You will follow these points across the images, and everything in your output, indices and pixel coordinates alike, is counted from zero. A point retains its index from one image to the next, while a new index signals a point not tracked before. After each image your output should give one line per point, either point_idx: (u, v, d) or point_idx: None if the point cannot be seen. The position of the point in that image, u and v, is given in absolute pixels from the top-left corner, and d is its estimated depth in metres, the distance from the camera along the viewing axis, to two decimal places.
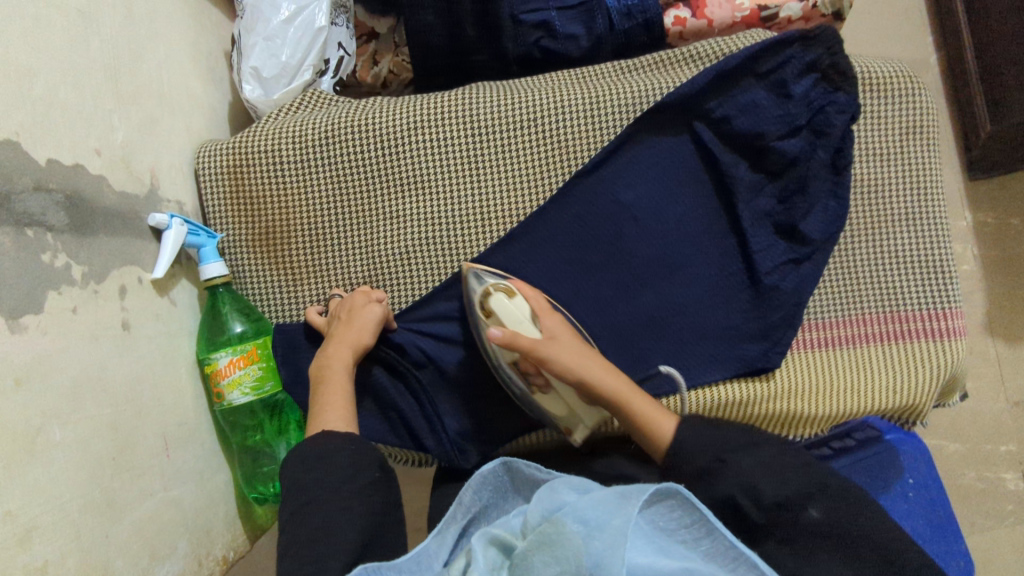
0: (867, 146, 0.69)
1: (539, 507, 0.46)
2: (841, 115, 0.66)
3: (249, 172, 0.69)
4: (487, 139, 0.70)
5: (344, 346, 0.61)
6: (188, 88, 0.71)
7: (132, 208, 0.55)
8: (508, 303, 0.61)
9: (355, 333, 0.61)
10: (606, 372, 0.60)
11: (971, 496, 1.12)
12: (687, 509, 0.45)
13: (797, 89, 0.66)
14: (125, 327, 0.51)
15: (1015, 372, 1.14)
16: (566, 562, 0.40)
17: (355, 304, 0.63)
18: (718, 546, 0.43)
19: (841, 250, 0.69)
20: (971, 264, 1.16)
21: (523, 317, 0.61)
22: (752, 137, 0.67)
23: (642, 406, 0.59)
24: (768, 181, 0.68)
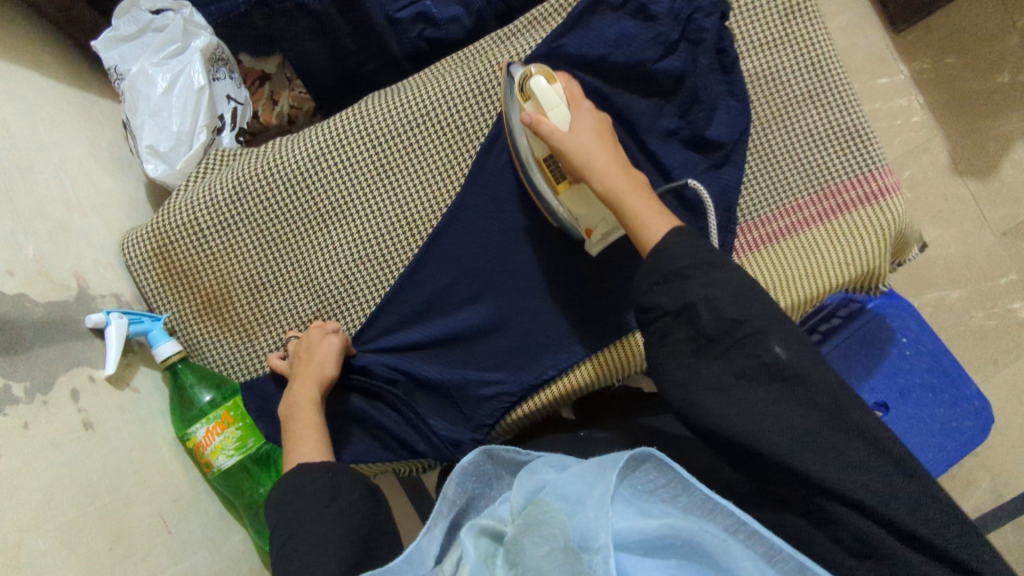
0: (749, 39, 0.69)
1: (520, 493, 0.52)
2: (709, 18, 0.68)
3: (173, 247, 0.70)
4: (388, 144, 0.70)
5: (312, 381, 0.64)
6: (97, 184, 0.72)
7: (65, 314, 0.57)
8: (546, 85, 0.61)
9: (320, 366, 0.64)
10: (621, 168, 0.60)
11: (987, 336, 1.13)
12: (663, 470, 0.48)
13: (659, 8, 0.68)
14: (87, 427, 0.53)
15: (995, 205, 1.14)
16: (554, 539, 0.46)
17: (312, 336, 0.67)
18: (693, 501, 0.47)
19: (754, 146, 0.70)
20: (921, 115, 1.16)
21: (556, 101, 0.61)
22: (634, 65, 0.68)
23: (640, 201, 0.59)
24: (666, 103, 0.70)
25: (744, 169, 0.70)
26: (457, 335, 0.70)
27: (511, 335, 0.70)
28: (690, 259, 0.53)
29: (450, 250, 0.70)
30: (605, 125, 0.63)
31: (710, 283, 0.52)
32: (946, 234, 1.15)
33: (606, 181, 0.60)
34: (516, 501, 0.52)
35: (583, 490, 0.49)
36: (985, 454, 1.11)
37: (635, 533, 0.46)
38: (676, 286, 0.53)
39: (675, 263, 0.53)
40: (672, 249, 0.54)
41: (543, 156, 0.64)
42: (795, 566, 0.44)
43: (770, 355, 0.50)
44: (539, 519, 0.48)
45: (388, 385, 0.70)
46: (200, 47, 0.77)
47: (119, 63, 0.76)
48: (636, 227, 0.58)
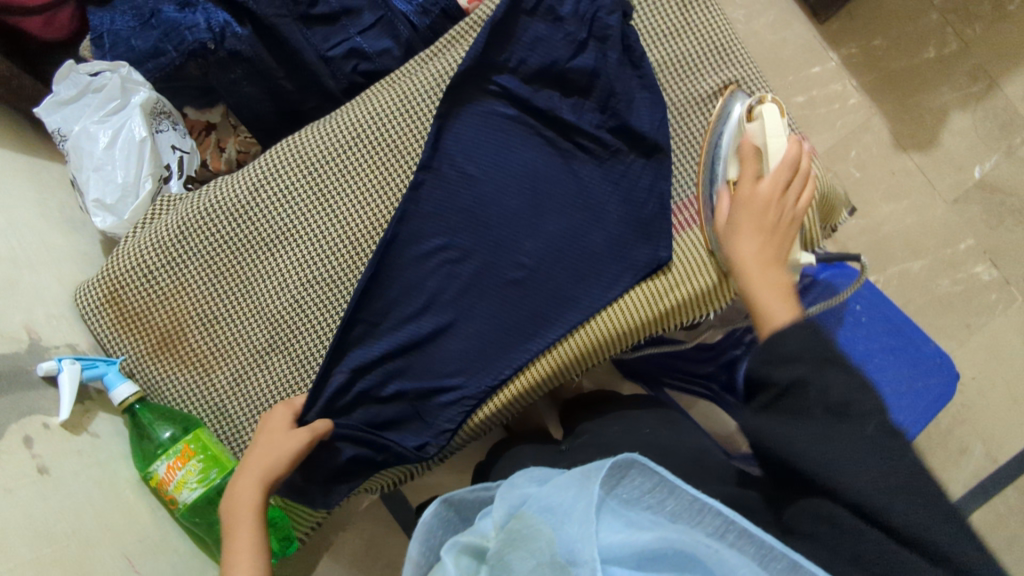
0: (653, 31, 0.74)
1: (503, 506, 0.47)
2: (613, 14, 0.72)
3: (125, 293, 0.71)
4: (325, 171, 0.73)
5: (257, 480, 0.62)
6: (49, 242, 0.74)
7: (17, 365, 0.58)
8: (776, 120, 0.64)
9: (269, 461, 0.63)
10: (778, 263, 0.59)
11: (955, 302, 1.15)
12: (646, 475, 0.44)
13: (565, 10, 0.72)
14: (42, 472, 0.53)
15: (941, 175, 1.18)
16: (540, 553, 0.41)
17: (272, 422, 0.66)
18: (682, 504, 0.43)
19: (672, 129, 0.74)
20: (856, 97, 1.20)
21: (777, 133, 0.63)
22: (549, 66, 0.72)
23: (769, 293, 0.57)
24: (586, 99, 0.73)
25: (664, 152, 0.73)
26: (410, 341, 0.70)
27: (466, 337, 0.71)
28: (811, 350, 0.50)
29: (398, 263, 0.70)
30: (778, 207, 0.61)
31: (794, 344, 0.50)
32: (900, 208, 1.17)
33: (737, 250, 0.61)
34: (498, 517, 0.47)
35: (568, 501, 0.44)
36: (972, 418, 1.11)
37: (626, 546, 0.42)
38: (792, 367, 0.49)
39: (789, 347, 0.50)
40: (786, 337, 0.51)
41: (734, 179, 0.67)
42: (786, 562, 0.40)
43: (862, 428, 0.46)
44: (524, 534, 0.43)
45: (336, 419, 0.70)
46: (140, 102, 0.79)
47: (62, 125, 0.78)
48: (762, 313, 0.57)
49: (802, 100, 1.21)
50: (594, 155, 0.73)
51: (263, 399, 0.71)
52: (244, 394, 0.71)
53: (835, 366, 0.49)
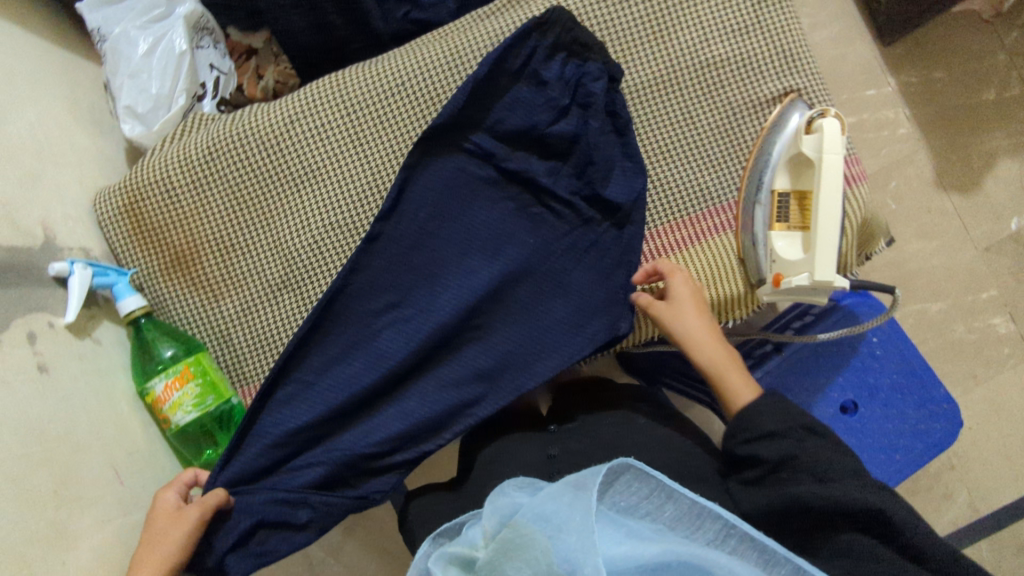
0: (705, 29, 0.71)
1: (495, 515, 0.46)
2: (597, 82, 0.69)
3: (145, 206, 0.70)
4: (364, 114, 0.71)
5: (152, 566, 0.52)
6: (74, 142, 0.72)
7: (29, 260, 0.57)
8: (836, 134, 0.61)
9: (163, 544, 0.53)
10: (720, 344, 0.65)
11: (967, 350, 1.13)
12: (643, 481, 0.45)
13: (549, 74, 0.69)
14: (41, 371, 0.53)
15: (978, 221, 1.15)
16: (536, 562, 0.40)
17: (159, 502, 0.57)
18: (681, 509, 0.45)
19: (649, 198, 0.72)
20: (907, 126, 1.16)
21: (835, 150, 0.61)
22: (527, 129, 0.70)
23: (731, 375, 0.64)
24: (563, 164, 0.71)
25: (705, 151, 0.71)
26: (414, 303, 0.68)
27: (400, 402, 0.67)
28: (784, 422, 0.56)
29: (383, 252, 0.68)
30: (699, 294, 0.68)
31: (771, 420, 0.57)
32: (930, 247, 1.15)
33: (685, 330, 0.66)
34: (489, 524, 0.46)
35: (562, 510, 0.43)
36: (962, 467, 1.10)
37: (634, 559, 0.41)
38: (773, 442, 0.55)
39: (768, 425, 0.57)
40: (759, 413, 0.58)
41: (779, 189, 0.67)
42: (785, 565, 0.43)
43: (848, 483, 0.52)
44: (517, 543, 0.42)
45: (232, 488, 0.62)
46: (184, 14, 0.78)
47: (102, 25, 0.76)
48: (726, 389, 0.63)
49: (852, 122, 1.18)
50: (564, 220, 0.71)
51: (268, 333, 0.70)
52: (248, 327, 0.70)
53: (814, 436, 0.55)
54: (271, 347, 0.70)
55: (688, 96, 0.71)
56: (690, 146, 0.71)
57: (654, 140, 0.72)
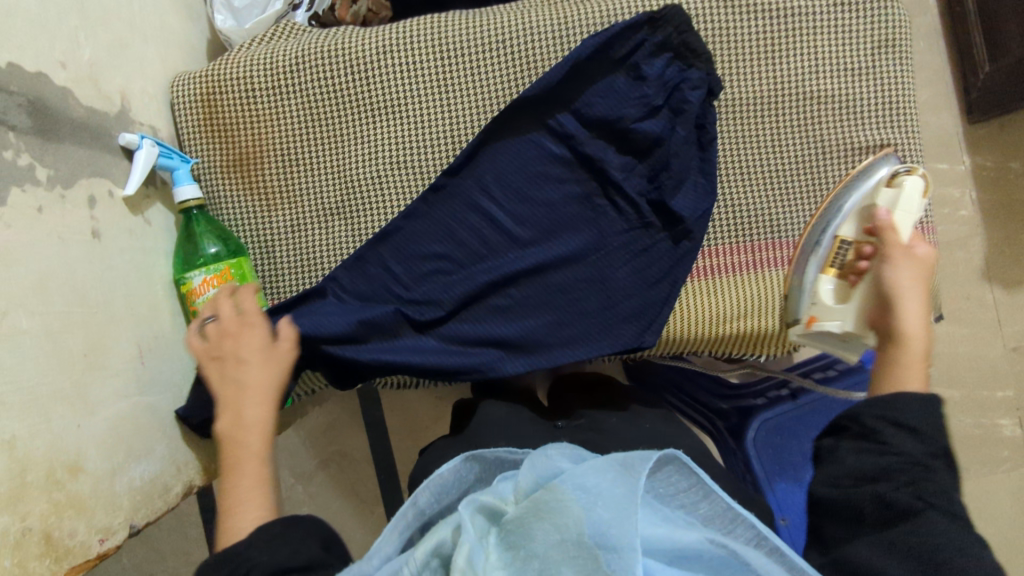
0: (817, 60, 0.69)
1: (531, 473, 0.47)
2: (694, 91, 0.67)
3: (223, 99, 0.70)
4: (457, 61, 0.70)
5: (259, 398, 0.55)
6: (163, 18, 0.71)
7: (102, 126, 0.56)
8: (918, 189, 0.63)
9: (266, 378, 0.56)
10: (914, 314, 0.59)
11: (966, 442, 1.13)
12: (683, 475, 0.45)
13: (650, 71, 0.67)
14: (94, 236, 0.52)
15: (1013, 319, 1.13)
16: (567, 530, 0.41)
17: (243, 339, 0.57)
18: (714, 509, 0.44)
19: (712, 217, 0.71)
20: (969, 209, 1.13)
21: (909, 211, 0.64)
22: (611, 121, 0.68)
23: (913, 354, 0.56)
24: (638, 162, 0.70)
25: (786, 183, 0.70)
26: (464, 264, 0.69)
27: (421, 340, 0.68)
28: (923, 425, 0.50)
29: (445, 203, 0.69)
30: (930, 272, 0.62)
31: (913, 414, 0.50)
32: (959, 332, 1.13)
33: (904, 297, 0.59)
34: (524, 481, 0.46)
35: (603, 485, 0.43)
36: None
37: (669, 542, 0.41)
38: (899, 433, 0.49)
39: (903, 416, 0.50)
40: (904, 405, 0.51)
41: (843, 236, 0.68)
42: None
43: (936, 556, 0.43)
44: (551, 507, 0.42)
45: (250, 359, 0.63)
46: None
47: None
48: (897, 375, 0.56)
49: None
50: (625, 219, 0.70)
51: (314, 253, 0.71)
52: (297, 243, 0.71)
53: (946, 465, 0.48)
54: (314, 268, 0.71)
55: (781, 124, 0.70)
56: (771, 175, 0.70)
57: (736, 161, 0.70)
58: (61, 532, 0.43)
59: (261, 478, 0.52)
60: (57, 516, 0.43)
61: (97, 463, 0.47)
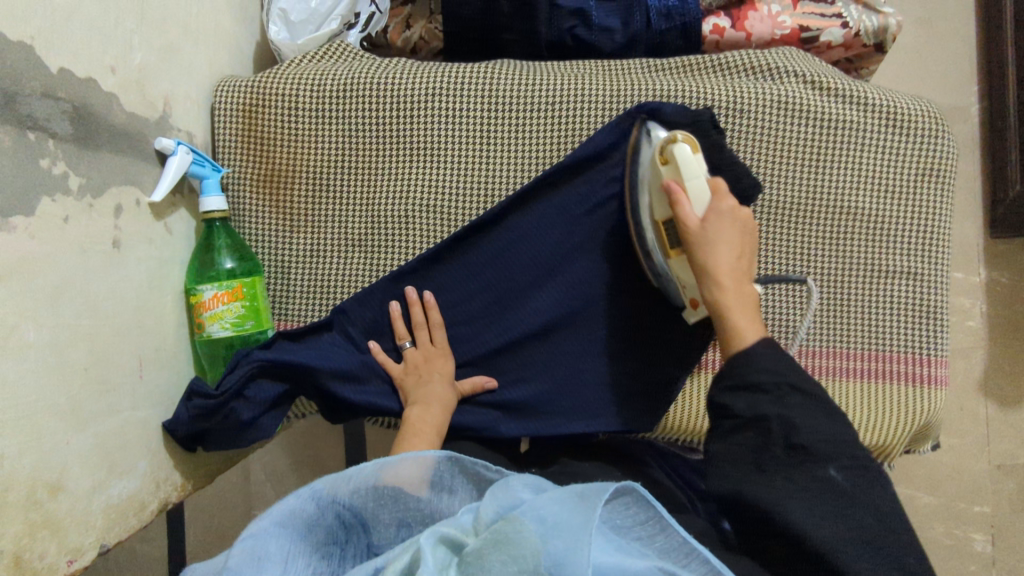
0: (859, 178, 0.70)
1: (493, 503, 0.41)
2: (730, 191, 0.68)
3: (264, 114, 0.69)
4: (504, 114, 0.70)
5: (441, 408, 0.65)
6: (218, 23, 0.70)
7: (141, 131, 0.56)
8: (689, 154, 0.60)
9: (447, 394, 0.66)
10: (741, 281, 0.57)
11: (935, 550, 1.14)
12: (641, 507, 0.44)
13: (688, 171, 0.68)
14: (115, 245, 0.52)
15: (1001, 437, 1.12)
16: (524, 560, 0.35)
17: (435, 363, 0.68)
18: (669, 543, 0.42)
19: None
20: (976, 321, 1.13)
21: (698, 175, 0.60)
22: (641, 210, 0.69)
23: (744, 311, 0.55)
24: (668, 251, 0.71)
25: (808, 292, 0.70)
26: (473, 316, 0.70)
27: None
28: (773, 374, 0.50)
29: (468, 256, 0.70)
30: (745, 227, 0.60)
31: (760, 369, 0.50)
32: (947, 441, 1.13)
33: (716, 262, 0.57)
34: (485, 512, 0.40)
35: (563, 515, 0.39)
36: None
37: (618, 568, 0.37)
38: (752, 396, 0.50)
39: (754, 373, 0.50)
40: (753, 360, 0.51)
41: (661, 219, 0.63)
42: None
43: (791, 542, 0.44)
44: (509, 536, 0.37)
45: (236, 392, 0.63)
46: None
47: None
48: (728, 327, 0.54)
49: None
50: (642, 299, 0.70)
51: (329, 280, 0.71)
52: (314, 268, 0.71)
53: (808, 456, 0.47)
54: (325, 295, 0.71)
55: (812, 234, 0.70)
56: (794, 281, 0.70)
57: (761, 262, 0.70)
58: (31, 555, 0.42)
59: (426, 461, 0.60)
60: (30, 538, 0.42)
61: (79, 482, 0.47)
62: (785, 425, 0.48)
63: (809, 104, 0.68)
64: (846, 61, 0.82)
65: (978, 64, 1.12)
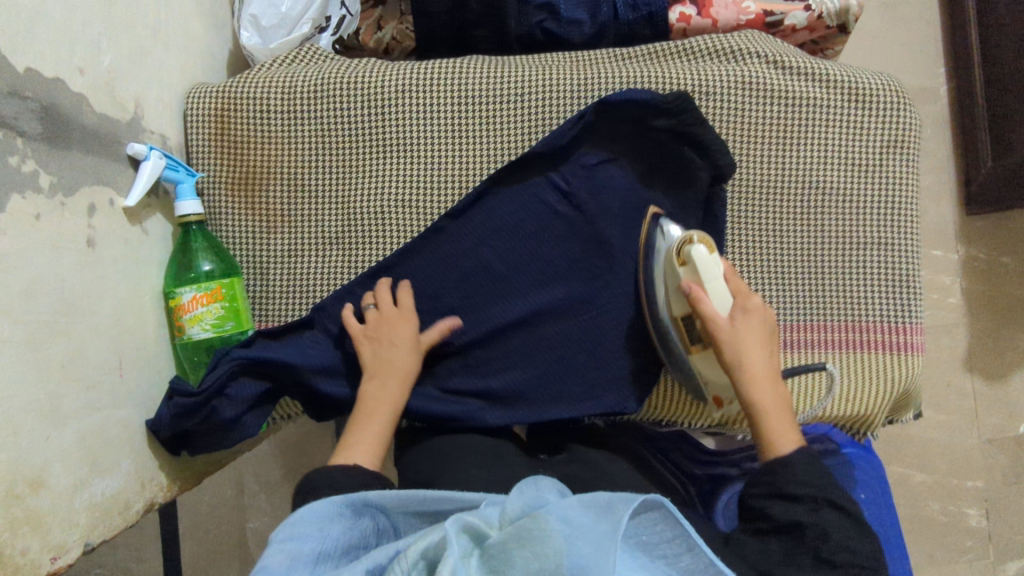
0: (826, 153, 0.71)
1: (520, 501, 0.41)
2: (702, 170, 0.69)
3: (237, 117, 0.70)
4: (474, 105, 0.70)
5: (398, 379, 0.64)
6: (188, 29, 0.71)
7: (113, 133, 0.56)
8: (706, 256, 0.61)
9: (410, 365, 0.65)
10: (771, 380, 0.59)
11: (931, 527, 1.14)
12: (669, 523, 0.42)
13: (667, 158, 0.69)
14: (89, 245, 0.52)
15: (989, 411, 1.14)
16: (546, 560, 0.35)
17: (399, 327, 0.66)
18: (695, 563, 0.41)
19: None
20: (957, 298, 1.14)
21: (718, 277, 0.61)
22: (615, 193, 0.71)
23: (780, 421, 0.57)
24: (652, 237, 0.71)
25: (782, 267, 0.71)
26: (455, 307, 0.70)
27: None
28: (809, 487, 0.51)
29: (446, 247, 0.70)
30: (768, 323, 0.62)
31: (802, 478, 0.52)
32: (936, 418, 1.14)
33: (745, 368, 0.59)
34: (512, 507, 0.40)
35: (588, 521, 0.39)
36: None
37: None
38: (787, 503, 0.51)
39: (793, 485, 0.52)
40: (792, 468, 0.53)
41: (679, 315, 0.64)
42: None
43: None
44: (535, 535, 0.36)
45: (217, 391, 0.63)
46: None
47: None
48: (765, 435, 0.56)
49: None
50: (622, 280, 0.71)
51: (308, 278, 0.71)
52: (293, 267, 0.71)
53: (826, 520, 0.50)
54: (304, 294, 0.71)
55: (784, 210, 0.71)
56: (769, 258, 0.71)
57: (736, 239, 0.71)
58: (13, 550, 0.42)
59: (375, 441, 0.60)
60: (11, 533, 0.42)
61: (60, 479, 0.47)
62: (819, 538, 0.49)
63: (774, 83, 0.70)
64: (811, 44, 0.84)
65: (943, 47, 1.14)
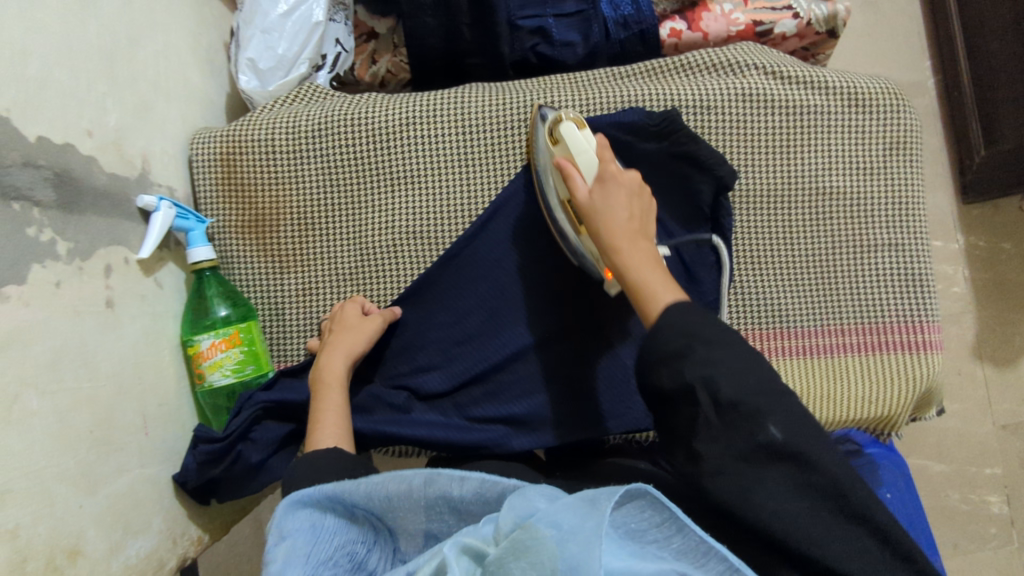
0: (829, 157, 0.71)
1: (511, 514, 0.40)
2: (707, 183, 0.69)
3: (243, 161, 0.70)
4: (477, 134, 0.71)
5: (342, 354, 0.64)
6: (188, 79, 0.71)
7: (122, 190, 0.56)
8: (574, 130, 0.58)
9: (353, 339, 0.64)
10: (642, 238, 0.54)
11: (955, 518, 1.14)
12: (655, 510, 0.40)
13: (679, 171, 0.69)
14: (108, 305, 0.52)
15: (1002, 396, 1.14)
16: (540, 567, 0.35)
17: (342, 314, 0.67)
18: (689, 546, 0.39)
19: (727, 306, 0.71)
20: (961, 287, 1.14)
21: (586, 148, 0.58)
22: None
23: (650, 275, 0.51)
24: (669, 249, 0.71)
25: (795, 274, 0.71)
26: (471, 335, 0.70)
27: (427, 413, 0.69)
28: (685, 338, 0.46)
29: (458, 277, 0.70)
30: (644, 193, 0.57)
31: (675, 327, 0.47)
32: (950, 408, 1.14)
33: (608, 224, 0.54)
34: (504, 521, 0.39)
35: (577, 519, 0.37)
36: None
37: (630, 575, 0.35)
38: (675, 366, 0.46)
39: (665, 343, 0.47)
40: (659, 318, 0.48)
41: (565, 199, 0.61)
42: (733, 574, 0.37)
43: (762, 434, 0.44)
44: (527, 545, 0.36)
45: (241, 436, 0.62)
46: None
47: None
48: (633, 293, 0.51)
49: None
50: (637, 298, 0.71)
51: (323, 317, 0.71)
52: (307, 307, 0.71)
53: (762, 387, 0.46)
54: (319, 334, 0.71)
55: (792, 217, 0.72)
56: (780, 265, 0.71)
57: (747, 248, 0.72)
58: None
59: (334, 418, 0.60)
60: None
61: (95, 544, 0.46)
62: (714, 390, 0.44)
63: (772, 92, 0.70)
64: (802, 50, 0.84)
65: (927, 41, 1.16)
